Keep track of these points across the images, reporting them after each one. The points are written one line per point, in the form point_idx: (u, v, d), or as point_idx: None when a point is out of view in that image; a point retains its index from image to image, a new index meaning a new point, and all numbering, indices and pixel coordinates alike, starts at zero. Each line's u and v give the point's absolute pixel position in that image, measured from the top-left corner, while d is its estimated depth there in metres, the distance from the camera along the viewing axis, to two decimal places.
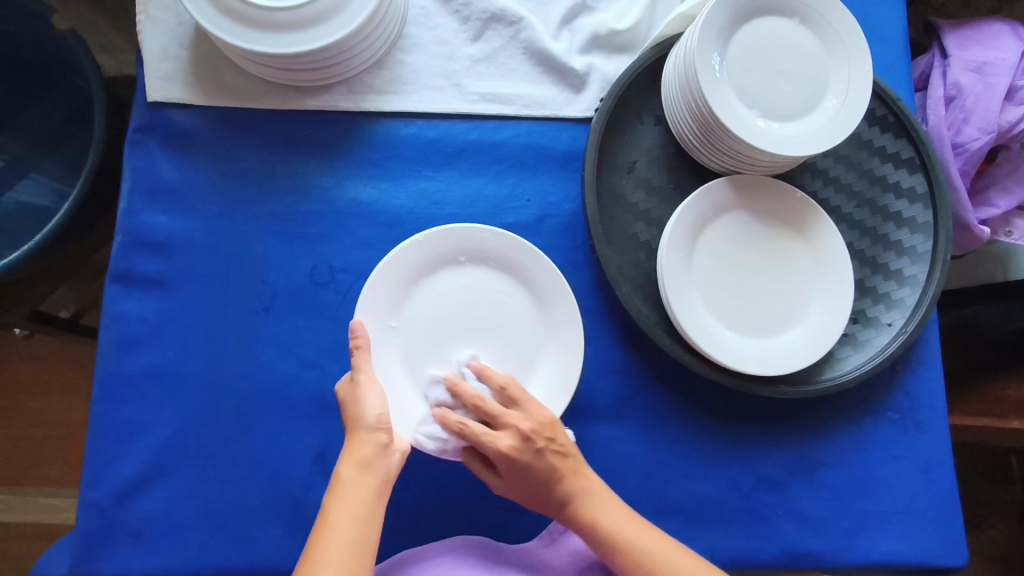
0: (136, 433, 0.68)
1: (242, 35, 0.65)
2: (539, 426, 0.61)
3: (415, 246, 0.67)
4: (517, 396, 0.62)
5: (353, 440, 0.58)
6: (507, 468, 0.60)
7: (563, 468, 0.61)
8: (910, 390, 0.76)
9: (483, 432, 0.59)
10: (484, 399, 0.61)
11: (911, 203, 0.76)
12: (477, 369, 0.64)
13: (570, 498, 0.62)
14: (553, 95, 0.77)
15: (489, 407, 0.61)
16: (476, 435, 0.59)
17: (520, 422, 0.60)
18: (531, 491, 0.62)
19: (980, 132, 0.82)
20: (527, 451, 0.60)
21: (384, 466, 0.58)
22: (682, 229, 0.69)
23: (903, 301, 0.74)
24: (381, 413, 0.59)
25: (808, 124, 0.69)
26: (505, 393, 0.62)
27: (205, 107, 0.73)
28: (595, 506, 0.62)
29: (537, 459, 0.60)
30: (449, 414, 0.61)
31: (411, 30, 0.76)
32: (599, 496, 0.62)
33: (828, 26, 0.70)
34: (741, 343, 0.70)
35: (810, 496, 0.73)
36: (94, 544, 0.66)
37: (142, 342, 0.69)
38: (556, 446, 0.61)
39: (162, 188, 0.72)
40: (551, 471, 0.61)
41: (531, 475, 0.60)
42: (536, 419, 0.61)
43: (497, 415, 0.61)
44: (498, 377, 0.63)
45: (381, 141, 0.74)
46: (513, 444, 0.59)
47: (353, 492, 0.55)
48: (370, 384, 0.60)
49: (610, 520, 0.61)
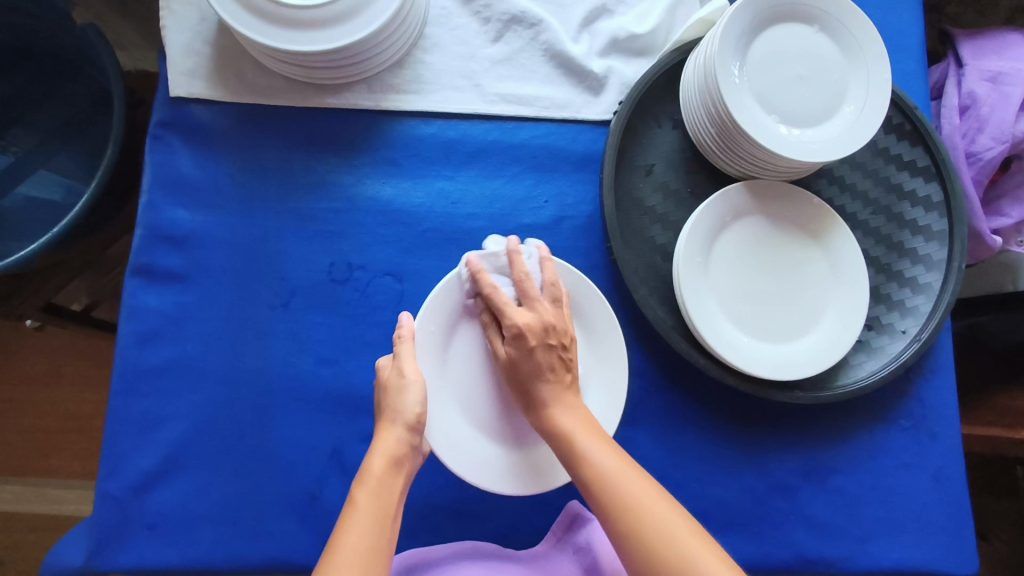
0: (152, 425, 0.68)
1: (265, 32, 0.66)
2: (561, 327, 0.61)
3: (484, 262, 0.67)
4: (559, 295, 0.63)
5: (386, 433, 0.58)
6: (514, 341, 0.60)
7: (559, 374, 0.60)
8: (923, 398, 0.76)
9: (508, 302, 0.61)
10: (529, 279, 0.62)
11: (927, 211, 0.76)
12: (542, 257, 0.64)
13: (548, 403, 0.60)
14: (572, 97, 0.77)
15: (529, 287, 0.62)
16: (501, 301, 0.61)
17: (548, 312, 0.61)
18: (515, 382, 0.61)
19: (993, 142, 0.82)
20: (538, 339, 0.60)
21: (409, 466, 0.58)
22: (699, 233, 0.69)
23: (918, 309, 0.74)
24: (420, 412, 0.59)
25: (826, 130, 0.69)
26: (552, 288, 0.63)
27: (226, 103, 0.73)
28: (568, 419, 0.59)
29: (533, 352, 0.60)
30: (483, 275, 0.62)
31: (432, 30, 0.76)
32: (575, 411, 0.60)
33: (848, 33, 0.70)
34: (756, 347, 0.70)
35: (822, 502, 0.73)
36: (110, 536, 0.66)
37: (160, 336, 0.70)
38: (565, 353, 0.61)
39: (183, 182, 0.72)
40: (547, 370, 0.60)
41: (526, 364, 0.60)
42: (559, 319, 0.62)
43: (535, 298, 0.61)
44: (552, 272, 0.63)
45: (400, 140, 0.75)
46: (532, 325, 0.60)
47: (382, 489, 0.55)
48: (415, 377, 0.60)
49: (578, 429, 0.58)
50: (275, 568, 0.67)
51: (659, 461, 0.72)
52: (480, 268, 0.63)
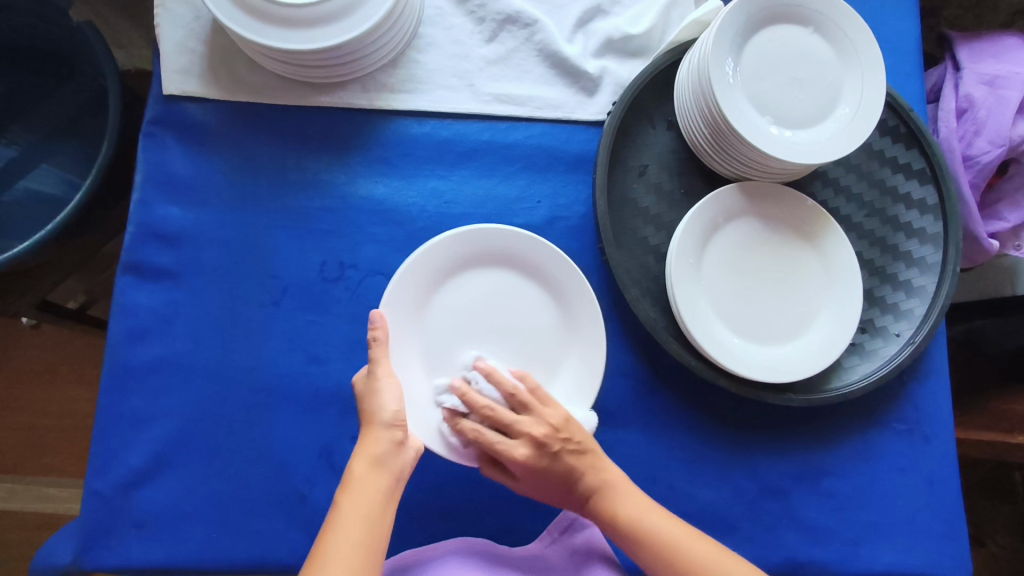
0: (142, 424, 0.68)
1: (259, 30, 0.66)
2: (556, 425, 0.61)
3: (436, 247, 0.67)
4: (528, 400, 0.61)
5: (367, 435, 0.58)
6: (529, 474, 0.61)
7: (585, 464, 0.62)
8: (917, 402, 0.75)
9: (496, 440, 0.60)
10: (495, 408, 0.61)
11: (921, 214, 0.76)
12: (484, 372, 0.62)
13: (592, 492, 0.62)
14: (566, 97, 0.77)
15: (501, 417, 0.60)
16: (490, 444, 0.60)
17: (533, 430, 0.60)
18: (550, 493, 0.63)
19: (991, 145, 0.82)
20: (551, 446, 0.60)
21: (397, 464, 0.57)
22: (691, 234, 0.69)
23: (911, 312, 0.74)
24: (398, 411, 0.58)
25: (821, 132, 0.69)
26: (514, 399, 0.61)
27: (220, 101, 0.73)
28: (614, 503, 0.62)
29: (556, 458, 0.61)
30: (463, 423, 0.61)
31: (426, 30, 0.76)
32: (617, 492, 0.62)
33: (843, 36, 0.70)
34: (750, 350, 0.70)
35: (814, 506, 0.73)
36: (98, 534, 0.66)
37: (150, 333, 0.70)
38: (577, 445, 0.62)
39: (175, 180, 0.72)
40: (574, 470, 0.61)
41: (553, 475, 0.61)
42: (555, 417, 0.61)
43: (511, 424, 0.60)
44: (503, 384, 0.61)
45: (394, 139, 0.75)
46: (528, 453, 0.60)
47: (363, 491, 0.54)
48: (389, 379, 0.59)
49: (630, 508, 0.62)
50: (265, 567, 0.66)
51: (650, 463, 0.72)
52: (463, 386, 0.61)
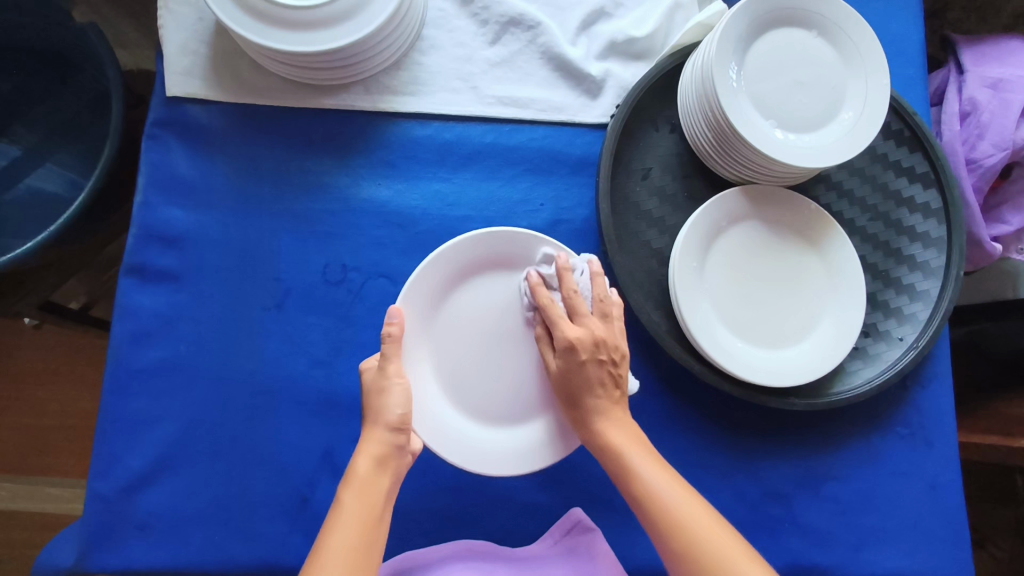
0: (144, 426, 0.68)
1: (263, 32, 0.66)
2: (610, 342, 0.60)
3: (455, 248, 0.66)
4: (609, 312, 0.61)
5: (370, 436, 0.58)
6: (563, 353, 0.60)
7: (608, 390, 0.60)
8: (920, 406, 0.75)
9: (560, 317, 0.60)
10: (562, 307, 0.61)
11: (925, 218, 0.76)
12: (593, 272, 0.62)
13: (594, 414, 0.60)
14: (569, 100, 0.77)
15: (577, 304, 0.61)
16: (554, 316, 0.61)
17: (597, 327, 0.60)
18: (567, 392, 0.61)
19: (994, 149, 0.81)
20: (589, 352, 0.59)
21: (397, 466, 0.57)
22: (695, 238, 0.69)
23: (915, 316, 0.74)
24: (403, 414, 0.58)
25: (824, 136, 0.69)
26: (601, 304, 0.61)
27: (222, 103, 0.73)
28: (617, 433, 0.59)
29: (580, 366, 0.59)
30: (541, 290, 0.63)
31: (430, 32, 0.76)
32: (623, 425, 0.60)
33: (847, 39, 0.70)
34: (753, 354, 0.70)
35: (817, 510, 0.72)
36: (100, 536, 0.66)
37: (153, 336, 0.70)
38: (615, 369, 0.61)
39: (178, 182, 0.72)
40: (594, 383, 0.60)
41: (577, 379, 0.60)
42: (610, 334, 0.61)
43: (580, 313, 0.60)
44: (603, 288, 0.62)
45: (396, 142, 0.75)
46: (583, 338, 0.59)
47: (366, 489, 0.54)
48: (399, 379, 0.59)
49: (628, 446, 0.59)
50: (267, 570, 0.66)
51: None
52: (539, 281, 0.64)
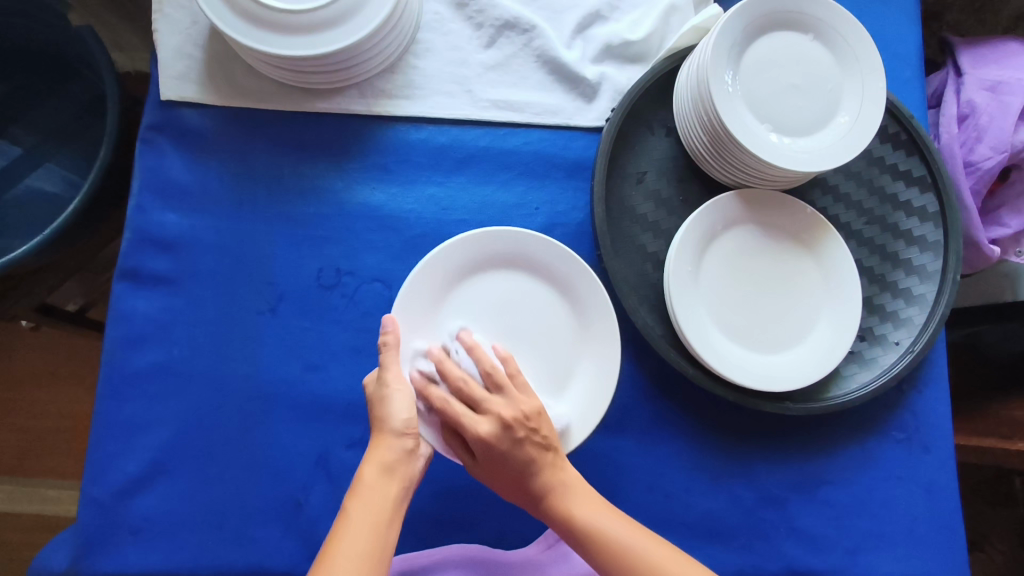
0: (138, 431, 0.68)
1: (257, 37, 0.66)
2: (519, 415, 0.59)
3: (460, 244, 0.67)
4: (502, 381, 0.60)
5: (376, 443, 0.57)
6: (484, 452, 0.58)
7: (544, 459, 0.59)
8: (916, 411, 0.75)
9: (462, 412, 0.58)
10: (467, 381, 0.60)
11: (922, 222, 0.76)
12: (466, 345, 0.63)
13: (547, 492, 0.59)
14: (564, 103, 0.77)
15: (472, 391, 0.60)
16: (456, 415, 0.58)
17: (502, 410, 0.58)
18: (506, 485, 0.60)
19: (992, 151, 0.81)
20: (505, 436, 0.58)
21: (406, 474, 0.57)
22: (689, 242, 0.69)
23: (911, 320, 0.74)
24: (407, 420, 0.58)
25: (820, 140, 0.69)
26: (490, 377, 0.60)
27: (217, 107, 0.73)
28: (568, 502, 0.59)
29: (518, 444, 0.58)
30: (431, 390, 0.60)
31: (424, 36, 0.76)
32: (573, 489, 0.60)
33: (842, 43, 0.70)
34: (747, 358, 0.70)
35: (812, 515, 0.72)
36: (93, 541, 0.66)
37: (147, 340, 0.70)
38: (538, 437, 0.59)
39: (172, 186, 0.72)
40: (529, 462, 0.58)
41: (509, 465, 0.58)
42: (529, 403, 0.60)
43: (481, 401, 0.59)
44: (485, 360, 0.61)
45: (392, 146, 0.75)
46: (491, 432, 0.58)
47: (374, 496, 0.54)
48: (399, 386, 0.59)
49: (587, 511, 0.58)
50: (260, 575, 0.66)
51: (648, 472, 0.72)
52: (424, 382, 0.61)
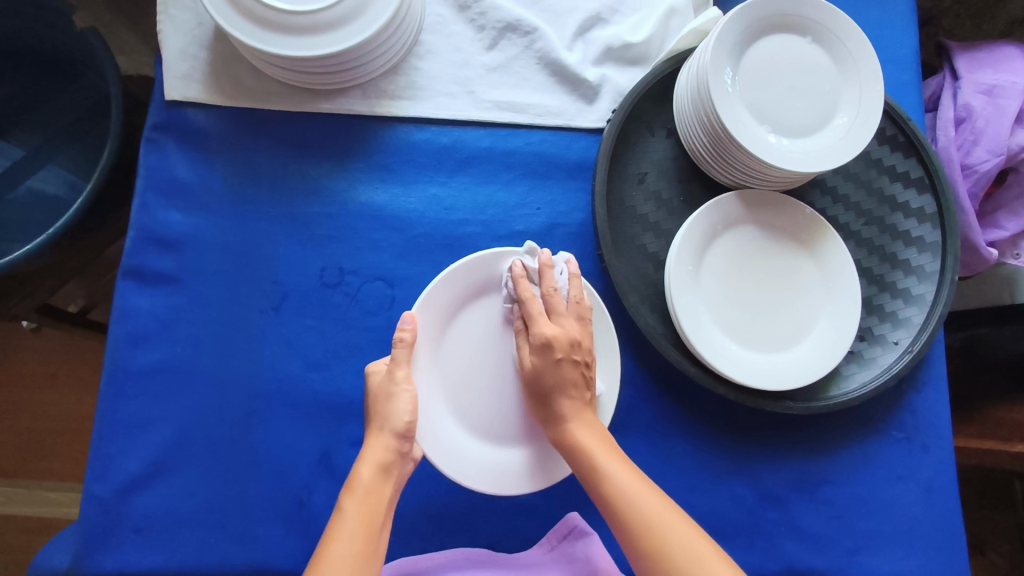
0: (141, 428, 0.68)
1: (261, 38, 0.66)
2: (586, 343, 0.63)
3: (474, 261, 0.67)
4: (585, 313, 0.64)
5: (375, 441, 0.58)
6: (540, 352, 0.61)
7: (580, 391, 0.62)
8: (915, 410, 0.75)
9: (540, 313, 0.62)
10: (557, 292, 0.63)
11: (920, 223, 0.76)
12: (568, 267, 0.65)
13: (566, 418, 0.61)
14: (566, 105, 0.77)
15: (556, 303, 0.63)
16: (532, 310, 0.62)
17: (574, 328, 0.62)
18: (535, 394, 0.62)
19: (989, 154, 0.82)
20: (565, 352, 0.61)
21: (399, 473, 0.58)
22: (689, 242, 0.69)
23: (910, 320, 0.74)
24: (408, 421, 0.59)
25: (818, 141, 0.69)
26: (577, 306, 0.63)
27: (221, 107, 0.74)
28: (586, 435, 0.60)
29: (559, 364, 0.61)
30: (524, 283, 0.64)
31: (427, 37, 0.77)
32: (594, 428, 0.61)
33: (841, 45, 0.70)
34: (747, 357, 0.70)
35: (813, 514, 0.73)
36: (95, 539, 0.66)
37: (150, 338, 0.70)
38: (587, 371, 0.62)
39: (176, 185, 0.73)
40: (571, 382, 0.61)
41: (551, 376, 0.61)
42: (583, 336, 0.63)
43: (560, 312, 0.62)
44: (580, 288, 0.64)
45: (393, 147, 0.75)
46: (560, 337, 0.61)
47: (370, 496, 0.55)
48: (407, 386, 0.60)
49: (598, 448, 0.59)
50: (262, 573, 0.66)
51: (649, 471, 0.72)
52: (521, 273, 0.64)
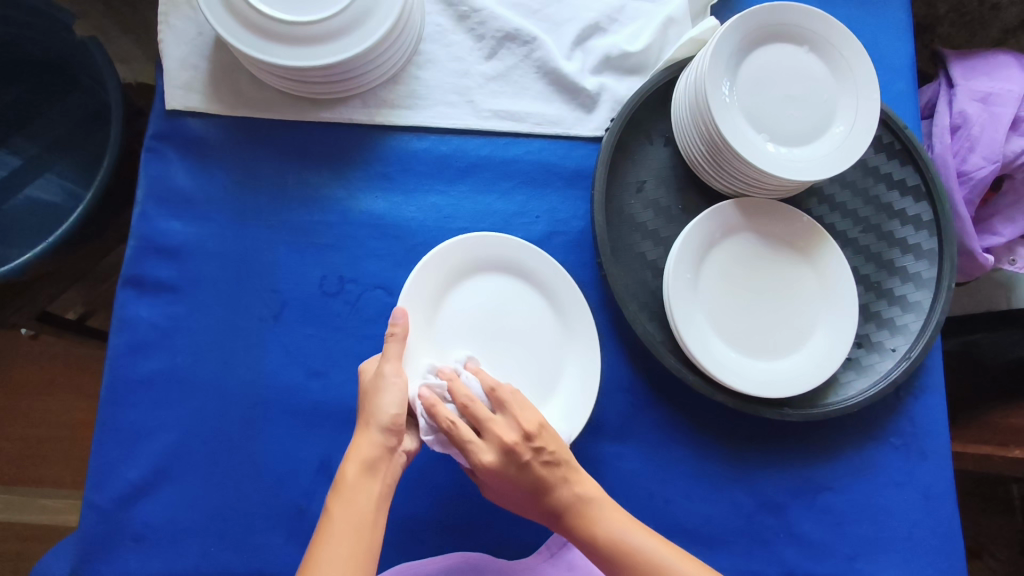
0: (141, 437, 0.68)
1: (261, 47, 0.66)
2: (528, 431, 0.57)
3: (461, 245, 0.69)
4: (505, 400, 0.58)
5: (363, 437, 0.57)
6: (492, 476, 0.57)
7: (557, 473, 0.58)
8: (912, 417, 0.76)
9: (469, 438, 0.56)
10: (472, 400, 0.58)
11: (917, 230, 0.77)
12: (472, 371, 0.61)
13: (565, 506, 0.59)
14: (564, 114, 0.78)
15: (476, 411, 0.57)
16: (462, 440, 0.56)
17: (504, 434, 0.56)
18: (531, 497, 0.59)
19: (985, 161, 0.83)
20: (514, 458, 0.56)
21: (388, 470, 0.57)
22: (687, 251, 0.70)
23: (907, 327, 0.75)
24: (395, 414, 0.57)
25: (815, 149, 0.70)
26: (495, 398, 0.59)
27: (222, 116, 0.74)
28: (595, 513, 0.59)
29: (524, 468, 0.57)
30: (442, 408, 0.57)
31: (426, 47, 0.77)
32: (599, 503, 0.59)
33: (837, 55, 0.71)
34: (746, 365, 0.71)
35: (811, 521, 0.73)
36: (96, 548, 0.66)
37: (151, 347, 0.70)
38: (550, 450, 0.58)
39: (177, 194, 0.73)
40: (543, 479, 0.58)
41: (519, 484, 0.57)
42: (522, 424, 0.58)
43: (484, 423, 0.57)
44: (488, 379, 0.60)
45: (393, 155, 0.75)
46: (496, 455, 0.56)
47: (357, 497, 0.54)
48: (396, 378, 0.59)
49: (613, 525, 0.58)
50: None
51: (649, 478, 0.72)
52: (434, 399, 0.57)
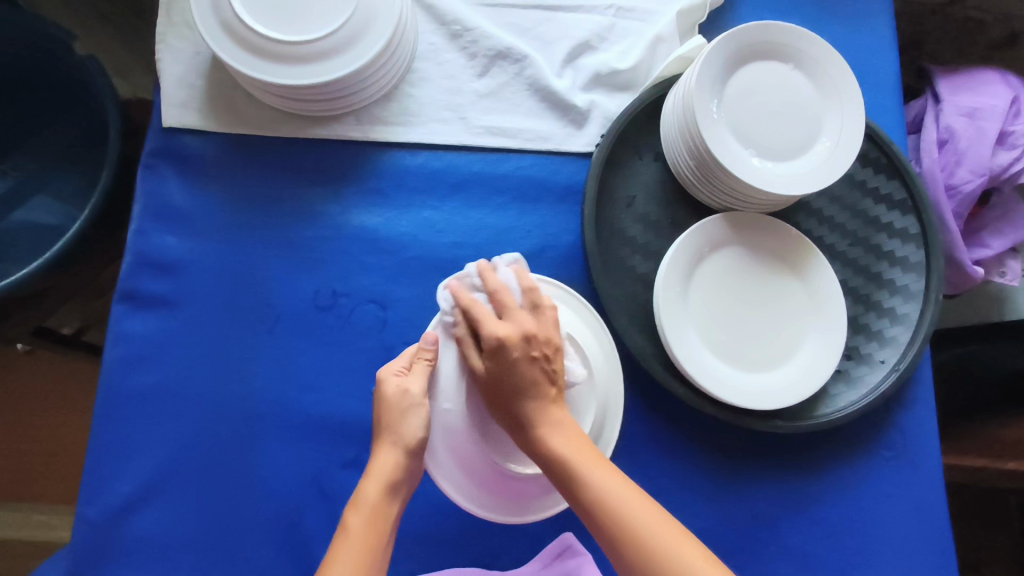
0: (133, 452, 0.69)
1: (257, 66, 0.68)
2: (542, 335, 0.59)
3: None
4: (537, 302, 0.60)
5: (386, 457, 0.58)
6: (494, 355, 0.57)
7: (545, 389, 0.58)
8: (903, 428, 0.76)
9: (487, 318, 0.58)
10: (502, 291, 0.60)
11: (904, 243, 0.78)
12: (515, 270, 0.62)
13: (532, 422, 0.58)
14: (555, 130, 0.79)
15: (505, 300, 0.60)
16: (479, 316, 0.58)
17: (526, 322, 0.58)
18: (499, 402, 0.59)
19: (972, 175, 0.83)
20: (520, 349, 0.57)
21: (405, 489, 0.59)
22: (677, 264, 0.70)
23: (896, 339, 0.75)
24: (421, 437, 0.59)
25: (801, 164, 0.71)
26: (530, 294, 0.60)
27: (217, 133, 0.75)
28: (560, 441, 0.57)
29: (519, 364, 0.57)
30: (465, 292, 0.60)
31: (420, 65, 0.79)
32: (567, 432, 0.58)
33: (822, 72, 0.73)
34: (737, 378, 0.71)
35: (802, 533, 0.73)
36: (88, 562, 0.67)
37: (144, 362, 0.71)
38: (549, 365, 0.59)
39: (172, 210, 0.74)
40: (534, 383, 0.58)
41: (511, 378, 0.57)
42: (539, 328, 0.59)
43: (508, 310, 0.59)
44: (496, 282, 0.61)
45: (387, 171, 0.77)
46: (511, 335, 0.57)
47: (375, 515, 0.56)
48: (424, 401, 0.60)
49: (568, 450, 0.56)
50: None
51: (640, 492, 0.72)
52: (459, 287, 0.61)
